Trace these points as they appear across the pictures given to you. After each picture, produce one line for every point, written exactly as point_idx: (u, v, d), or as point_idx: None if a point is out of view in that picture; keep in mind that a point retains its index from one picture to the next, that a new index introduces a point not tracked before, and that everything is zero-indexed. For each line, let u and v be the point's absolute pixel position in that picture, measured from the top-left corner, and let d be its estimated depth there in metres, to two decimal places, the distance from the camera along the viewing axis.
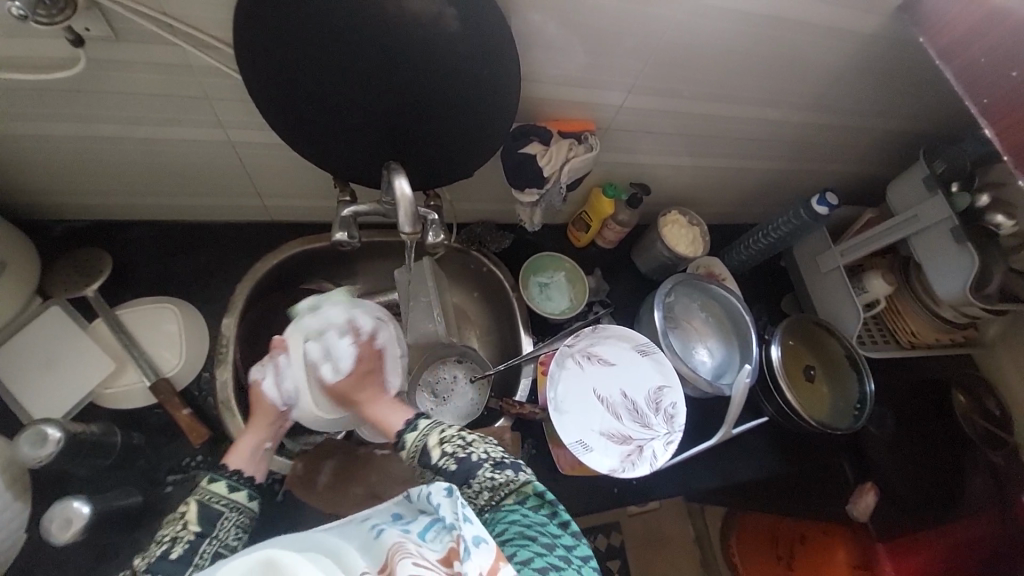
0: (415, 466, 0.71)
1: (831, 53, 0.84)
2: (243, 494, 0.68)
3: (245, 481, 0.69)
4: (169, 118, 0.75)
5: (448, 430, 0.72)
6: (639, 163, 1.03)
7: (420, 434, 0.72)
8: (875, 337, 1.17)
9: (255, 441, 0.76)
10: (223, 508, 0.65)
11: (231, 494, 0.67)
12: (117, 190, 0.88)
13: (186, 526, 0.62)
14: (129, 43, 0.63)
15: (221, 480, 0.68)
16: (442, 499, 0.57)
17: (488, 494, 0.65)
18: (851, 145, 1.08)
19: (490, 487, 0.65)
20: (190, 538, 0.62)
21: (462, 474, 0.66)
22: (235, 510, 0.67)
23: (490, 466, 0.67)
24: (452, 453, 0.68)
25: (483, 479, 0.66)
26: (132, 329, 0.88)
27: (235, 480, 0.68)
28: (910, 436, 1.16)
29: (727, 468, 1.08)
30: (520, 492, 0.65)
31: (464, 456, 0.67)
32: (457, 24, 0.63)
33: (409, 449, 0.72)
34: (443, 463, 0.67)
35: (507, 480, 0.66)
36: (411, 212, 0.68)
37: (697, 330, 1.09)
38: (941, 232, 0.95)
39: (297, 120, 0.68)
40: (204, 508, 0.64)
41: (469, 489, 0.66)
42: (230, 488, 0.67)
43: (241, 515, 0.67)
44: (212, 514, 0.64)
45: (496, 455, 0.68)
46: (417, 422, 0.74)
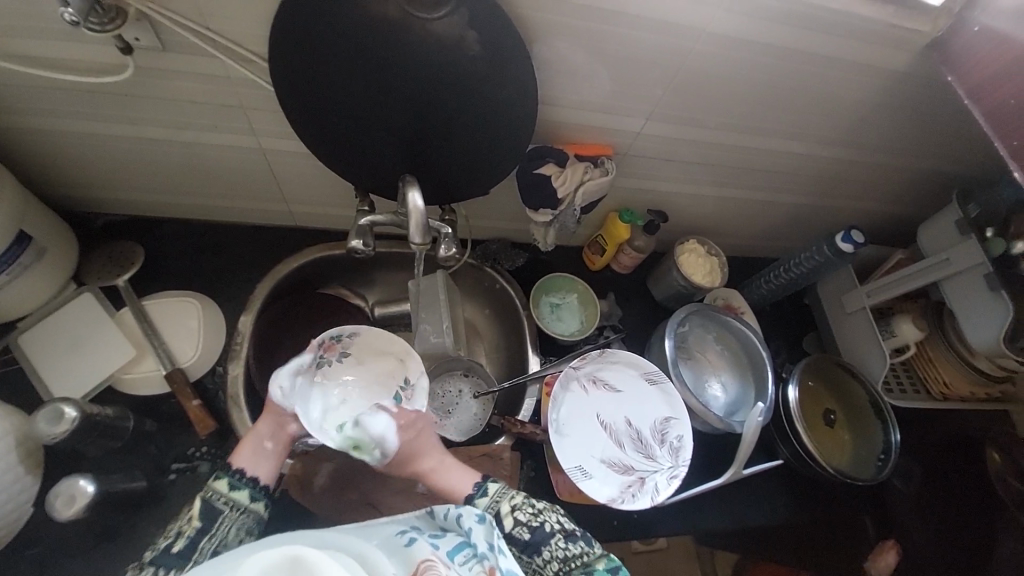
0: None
1: (860, 89, 0.83)
2: (244, 495, 0.68)
3: (248, 480, 0.69)
4: (207, 124, 0.80)
5: (517, 496, 0.72)
6: (658, 189, 1.02)
7: (493, 499, 0.72)
8: (904, 385, 1.11)
9: (256, 441, 0.73)
10: (222, 506, 0.66)
11: (232, 493, 0.68)
12: (156, 188, 0.94)
13: (189, 521, 0.65)
14: (175, 53, 0.68)
15: (224, 478, 0.69)
16: (473, 523, 0.62)
17: (557, 564, 0.66)
18: (880, 183, 1.06)
19: (561, 558, 0.66)
20: (191, 534, 0.64)
21: (530, 544, 0.68)
22: (236, 510, 0.67)
23: (561, 536, 0.68)
24: (526, 521, 0.69)
25: (556, 549, 0.67)
26: (156, 319, 0.92)
27: (237, 479, 0.69)
28: (936, 495, 1.09)
29: (737, 510, 1.02)
30: (592, 564, 0.66)
31: (537, 526, 0.68)
32: (478, 48, 0.64)
33: (480, 516, 0.70)
34: (517, 532, 0.68)
35: (581, 553, 0.67)
36: (422, 223, 0.69)
37: (711, 363, 1.06)
38: (974, 279, 0.91)
39: (322, 130, 0.72)
40: (206, 504, 0.66)
41: (539, 558, 0.68)
42: (231, 487, 0.68)
43: (245, 515, 0.68)
44: (214, 511, 0.66)
45: (567, 526, 0.69)
46: (486, 485, 0.74)
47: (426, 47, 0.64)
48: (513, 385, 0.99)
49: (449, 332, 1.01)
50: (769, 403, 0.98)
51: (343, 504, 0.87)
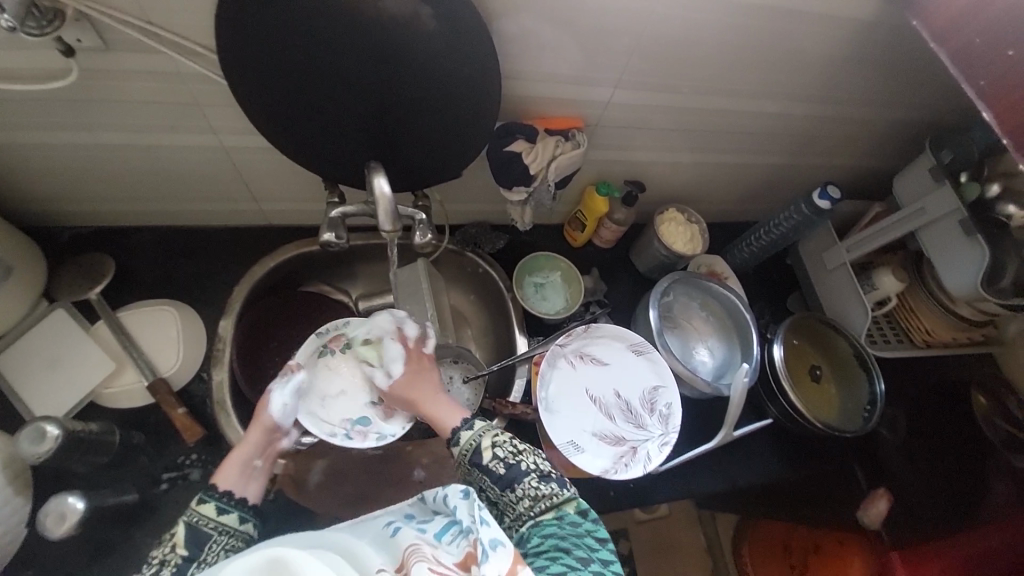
0: (463, 462, 0.72)
1: (828, 42, 0.82)
2: (233, 517, 0.65)
3: (237, 502, 0.66)
4: (164, 125, 0.77)
5: (500, 433, 0.73)
6: (634, 160, 1.01)
7: (477, 433, 0.72)
8: (887, 336, 1.12)
9: (243, 459, 0.70)
10: (210, 531, 0.63)
11: (220, 517, 0.64)
12: (121, 196, 0.91)
13: (173, 549, 0.60)
14: (120, 53, 0.65)
15: (210, 502, 0.65)
16: (458, 500, 0.60)
17: (529, 502, 0.67)
18: (855, 138, 1.05)
19: (532, 496, 0.67)
20: (178, 563, 0.59)
21: (504, 479, 0.68)
22: (224, 533, 0.64)
23: (535, 477, 0.68)
24: (503, 457, 0.70)
25: (528, 488, 0.67)
26: (133, 330, 0.90)
27: (225, 502, 0.65)
28: (922, 442, 1.11)
29: (731, 471, 1.04)
30: (563, 507, 0.66)
31: (513, 463, 0.69)
32: (433, 23, 0.62)
33: (462, 446, 0.72)
34: (494, 467, 0.69)
35: (552, 492, 0.67)
36: (390, 210, 0.68)
37: (698, 329, 1.06)
38: (950, 226, 0.91)
39: (281, 122, 0.70)
40: (191, 529, 0.62)
41: (512, 494, 0.68)
42: (219, 511, 0.64)
43: (232, 538, 0.64)
44: (201, 537, 0.62)
45: (543, 467, 0.70)
46: (474, 421, 0.74)
47: (380, 27, 0.62)
48: (503, 368, 0.99)
49: (434, 319, 0.99)
50: (756, 364, 0.99)
51: (340, 498, 0.88)
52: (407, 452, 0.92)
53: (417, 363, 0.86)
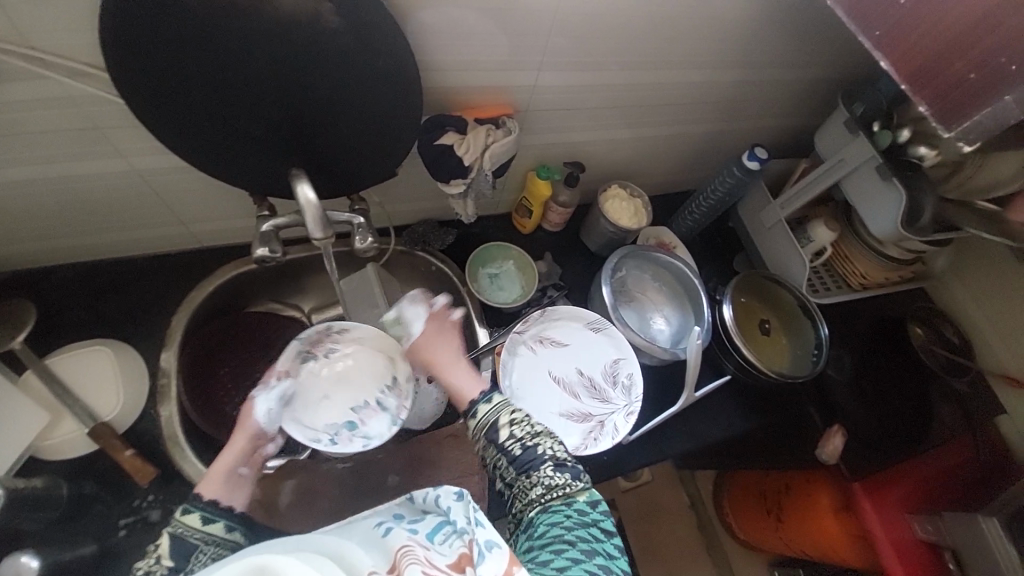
0: (479, 437, 0.71)
1: (738, 9, 0.84)
2: (219, 527, 0.64)
3: (223, 512, 0.65)
4: (67, 154, 0.72)
5: (519, 412, 0.72)
6: (570, 141, 1.02)
7: (495, 408, 0.71)
8: (828, 283, 1.18)
9: (227, 467, 0.70)
10: (198, 542, 0.62)
11: (205, 527, 0.63)
12: (32, 235, 0.85)
13: (159, 560, 0.59)
14: (2, 81, 0.60)
15: (194, 513, 0.63)
16: (451, 501, 0.59)
17: (540, 489, 0.65)
18: (777, 98, 1.09)
19: (546, 485, 0.65)
20: (164, 574, 0.59)
21: (521, 463, 0.67)
22: (210, 544, 0.62)
23: (552, 465, 0.66)
24: (522, 437, 0.68)
25: (541, 475, 0.66)
26: (65, 376, 0.85)
27: (210, 512, 0.64)
28: (870, 378, 1.17)
29: (699, 431, 1.08)
30: (574, 496, 0.64)
31: (530, 446, 0.68)
32: (338, 20, 0.60)
33: (479, 420, 0.71)
34: (510, 446, 0.68)
35: (565, 483, 0.65)
36: (319, 216, 0.65)
37: (651, 299, 1.09)
38: (869, 172, 0.97)
39: (195, 137, 0.66)
40: (178, 541, 0.61)
41: (526, 478, 0.66)
42: (205, 522, 0.63)
43: (221, 548, 0.63)
44: (187, 548, 0.61)
45: (560, 455, 0.68)
46: (491, 395, 0.73)
47: (282, 28, 0.59)
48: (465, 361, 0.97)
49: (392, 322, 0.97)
50: (707, 326, 1.03)
51: (312, 517, 0.86)
52: (378, 459, 0.91)
53: (441, 326, 0.87)
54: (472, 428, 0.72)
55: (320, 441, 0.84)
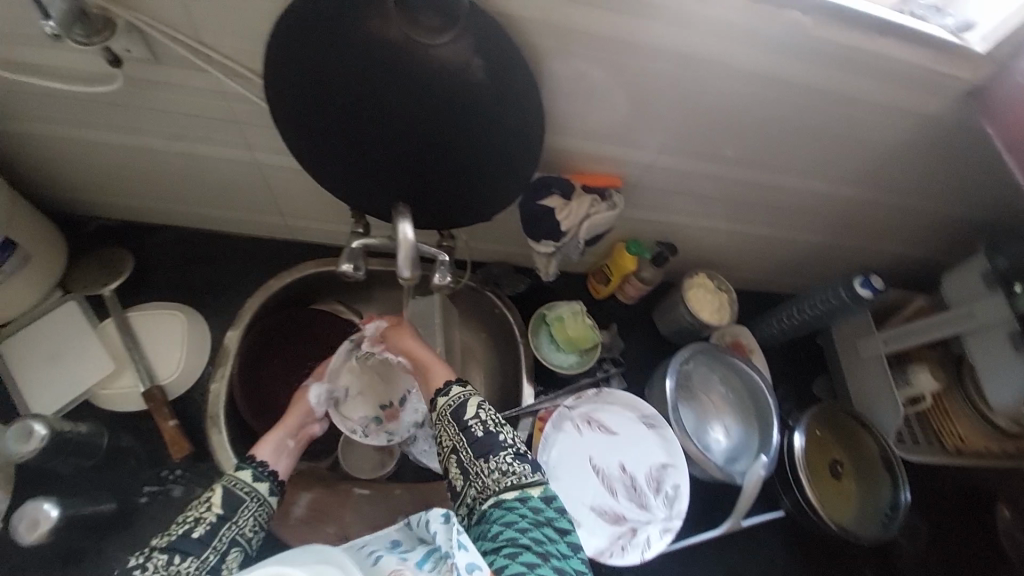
0: (442, 416, 0.70)
1: (891, 134, 0.78)
2: (265, 487, 0.68)
3: (268, 474, 0.70)
4: (201, 137, 0.76)
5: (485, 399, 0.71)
6: (670, 222, 0.98)
7: (465, 394, 0.71)
8: (915, 437, 1.05)
9: (278, 438, 0.77)
10: (245, 495, 0.65)
11: (255, 484, 0.67)
12: (152, 195, 0.91)
13: (209, 508, 0.62)
14: (167, 66, 0.65)
15: (246, 469, 0.68)
16: (438, 525, 0.56)
17: (497, 476, 0.63)
18: (905, 225, 1.00)
19: (502, 472, 0.63)
20: (213, 520, 0.61)
21: (479, 449, 0.65)
22: (255, 501, 0.66)
23: (511, 454, 0.65)
24: (485, 421, 0.68)
25: (500, 462, 0.64)
26: (139, 331, 0.89)
27: (259, 471, 0.69)
28: (942, 555, 1.04)
29: (734, 564, 0.97)
30: (529, 491, 0.63)
31: (492, 431, 0.67)
32: (483, 74, 0.61)
33: (447, 399, 0.71)
34: (473, 428, 0.67)
35: (523, 473, 0.63)
36: (412, 257, 0.66)
37: (715, 405, 1.01)
38: (998, 336, 0.86)
39: (320, 150, 0.69)
40: (228, 492, 0.64)
41: (484, 464, 0.65)
42: (255, 478, 0.68)
43: (262, 507, 0.67)
44: (235, 500, 0.64)
45: (520, 446, 0.66)
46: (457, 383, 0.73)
47: (430, 72, 0.60)
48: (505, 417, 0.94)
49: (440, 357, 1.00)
50: (773, 456, 0.92)
51: (319, 537, 0.85)
52: (394, 495, 0.89)
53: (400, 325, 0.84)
54: (438, 406, 0.71)
55: (355, 431, 0.89)
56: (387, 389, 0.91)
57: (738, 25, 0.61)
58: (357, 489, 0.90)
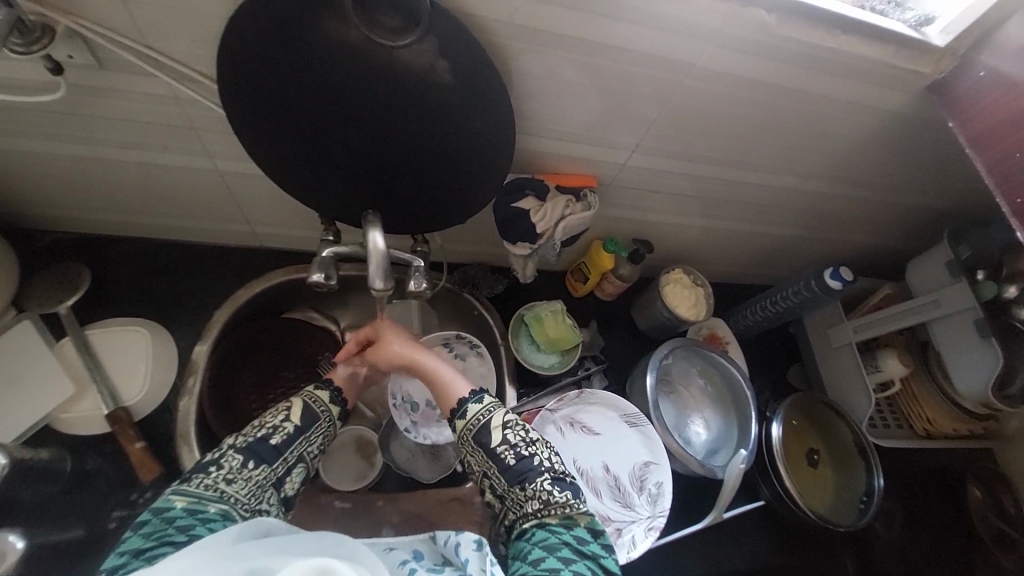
0: (466, 438, 0.68)
1: (855, 129, 0.79)
2: (337, 410, 0.72)
3: (341, 399, 0.73)
4: (156, 145, 0.73)
5: (513, 417, 0.69)
6: (645, 220, 0.98)
7: (487, 409, 0.69)
8: (887, 421, 1.09)
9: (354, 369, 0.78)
10: (321, 413, 0.69)
11: (330, 404, 0.71)
12: (107, 207, 0.86)
13: (287, 419, 0.66)
14: (114, 72, 0.61)
15: (325, 390, 0.72)
16: (471, 552, 0.58)
17: (538, 504, 0.62)
18: (871, 216, 1.02)
19: (542, 500, 0.62)
20: (290, 431, 0.65)
21: (515, 473, 0.64)
22: (327, 421, 0.70)
23: (548, 478, 0.64)
24: (515, 445, 0.66)
25: (538, 489, 0.63)
26: (100, 350, 0.85)
27: (336, 395, 0.73)
28: (917, 537, 1.07)
29: (717, 555, 0.99)
30: (574, 519, 0.62)
31: (524, 454, 0.65)
32: (449, 77, 0.59)
33: (467, 419, 0.68)
34: (503, 455, 0.65)
35: (566, 502, 0.62)
36: (383, 266, 0.64)
37: (694, 398, 1.02)
38: (963, 322, 0.89)
39: (284, 158, 0.66)
40: (307, 407, 0.68)
41: (520, 490, 0.63)
42: (331, 399, 0.72)
43: (330, 427, 0.71)
44: (311, 415, 0.68)
45: (557, 469, 0.65)
46: (484, 395, 0.70)
47: (395, 75, 0.58)
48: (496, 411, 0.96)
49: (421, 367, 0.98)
50: (752, 449, 0.93)
51: None
52: (377, 507, 0.88)
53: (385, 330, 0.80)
54: (458, 428, 0.69)
55: (394, 398, 0.93)
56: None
57: (706, 24, 0.61)
58: (338, 502, 0.88)
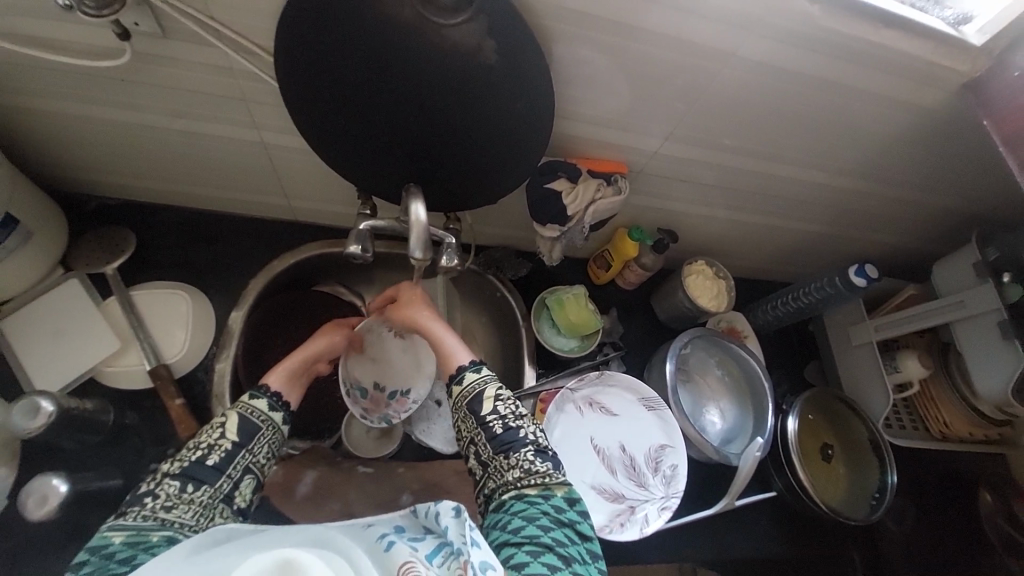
0: (461, 406, 0.70)
1: (890, 125, 0.79)
2: (280, 416, 0.69)
3: (282, 404, 0.70)
4: (206, 115, 0.76)
5: (504, 391, 0.71)
6: (672, 210, 1.00)
7: (482, 380, 0.71)
8: (903, 422, 1.09)
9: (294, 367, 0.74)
10: (260, 423, 0.66)
11: (270, 412, 0.68)
12: (154, 174, 0.90)
13: (224, 435, 0.62)
14: (176, 41, 0.64)
15: (261, 398, 0.68)
16: (449, 519, 0.50)
17: (520, 473, 0.63)
18: (899, 216, 1.02)
19: (524, 469, 0.64)
20: (228, 448, 0.62)
21: (502, 441, 0.66)
22: (270, 429, 0.67)
23: (532, 450, 0.65)
24: (505, 415, 0.68)
25: (521, 458, 0.64)
26: (143, 311, 0.89)
27: (274, 400, 0.69)
28: (925, 536, 1.08)
29: (725, 541, 1.01)
30: (552, 489, 0.62)
31: (511, 426, 0.67)
32: (495, 57, 0.61)
33: (465, 387, 0.71)
34: (492, 423, 0.67)
35: (547, 472, 0.64)
36: (423, 236, 0.67)
37: (711, 388, 1.04)
38: (987, 324, 0.89)
39: (329, 130, 0.69)
40: (245, 420, 0.64)
41: (504, 459, 0.65)
42: (269, 407, 0.68)
43: (275, 435, 0.67)
44: (250, 427, 0.65)
45: (540, 442, 0.67)
46: (481, 366, 0.73)
47: (443, 53, 0.60)
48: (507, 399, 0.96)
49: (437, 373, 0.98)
50: (767, 438, 0.94)
51: (322, 514, 0.87)
52: (398, 474, 0.91)
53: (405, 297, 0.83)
54: (454, 394, 0.72)
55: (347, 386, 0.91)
56: (402, 372, 0.94)
57: (747, 12, 0.61)
58: (360, 467, 0.92)
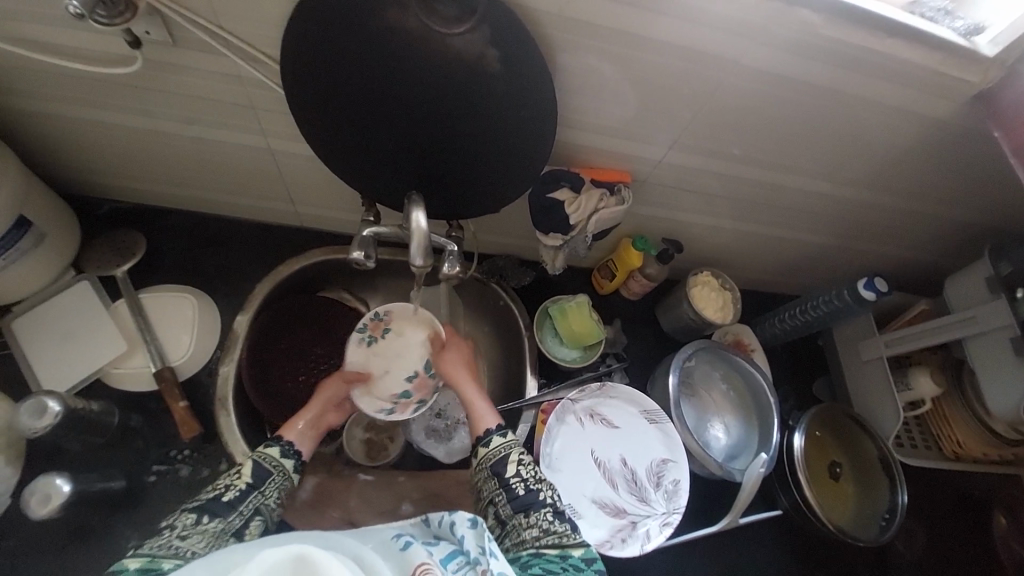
0: (483, 468, 0.71)
1: (900, 135, 0.78)
2: (290, 463, 0.71)
3: (295, 453, 0.73)
4: (215, 122, 0.77)
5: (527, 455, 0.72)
6: (677, 220, 0.99)
7: (508, 444, 0.71)
8: (916, 441, 1.06)
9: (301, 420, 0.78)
10: (272, 468, 0.68)
11: (281, 459, 0.70)
12: (165, 180, 0.92)
13: (239, 477, 0.65)
14: (186, 50, 0.65)
15: (274, 446, 0.71)
16: (465, 529, 0.52)
17: (537, 532, 0.63)
18: (910, 229, 1.00)
19: (541, 529, 0.63)
20: (242, 488, 0.64)
21: (521, 503, 0.66)
22: (281, 474, 0.69)
23: (551, 512, 0.65)
24: (527, 478, 0.68)
25: (541, 518, 0.64)
26: (150, 313, 0.91)
27: (287, 448, 0.72)
28: (939, 561, 1.04)
29: (730, 560, 0.98)
30: (569, 550, 0.60)
31: (533, 488, 0.67)
32: (499, 66, 0.61)
33: (490, 449, 0.71)
34: (514, 485, 0.67)
35: (564, 531, 0.62)
36: (424, 245, 0.67)
37: (715, 402, 1.02)
38: (1001, 342, 0.86)
39: (332, 137, 0.69)
40: (257, 464, 0.67)
41: (524, 519, 0.65)
42: (282, 454, 0.71)
43: (284, 482, 0.69)
44: (262, 472, 0.67)
45: (559, 505, 0.66)
46: (507, 431, 0.73)
47: (447, 62, 0.61)
48: (507, 411, 0.94)
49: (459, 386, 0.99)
50: (773, 454, 0.93)
51: (321, 521, 0.86)
52: (397, 482, 0.91)
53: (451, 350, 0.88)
54: (478, 455, 0.72)
55: (383, 411, 0.87)
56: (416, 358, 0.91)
57: (751, 23, 0.61)
58: (360, 475, 0.92)
